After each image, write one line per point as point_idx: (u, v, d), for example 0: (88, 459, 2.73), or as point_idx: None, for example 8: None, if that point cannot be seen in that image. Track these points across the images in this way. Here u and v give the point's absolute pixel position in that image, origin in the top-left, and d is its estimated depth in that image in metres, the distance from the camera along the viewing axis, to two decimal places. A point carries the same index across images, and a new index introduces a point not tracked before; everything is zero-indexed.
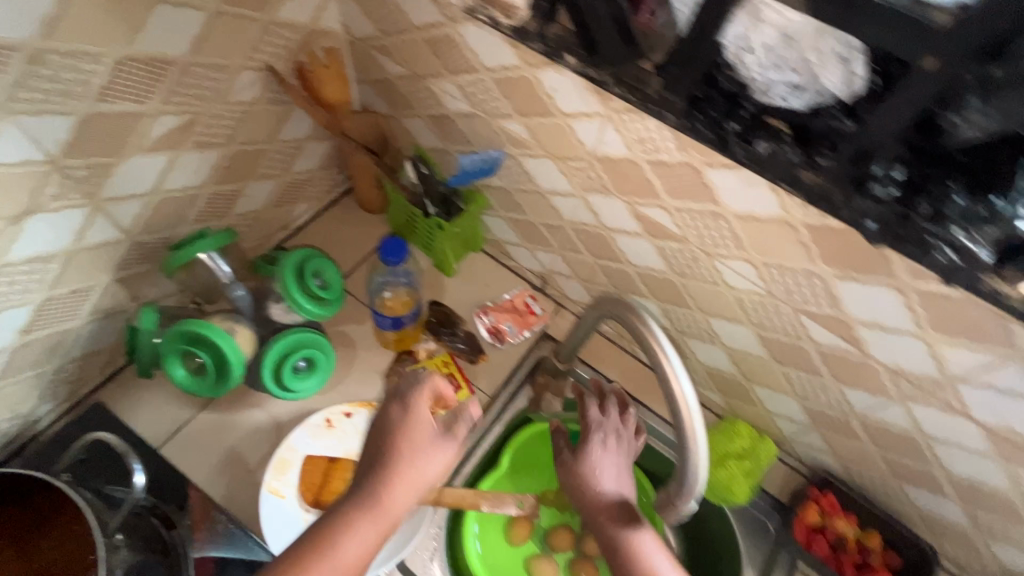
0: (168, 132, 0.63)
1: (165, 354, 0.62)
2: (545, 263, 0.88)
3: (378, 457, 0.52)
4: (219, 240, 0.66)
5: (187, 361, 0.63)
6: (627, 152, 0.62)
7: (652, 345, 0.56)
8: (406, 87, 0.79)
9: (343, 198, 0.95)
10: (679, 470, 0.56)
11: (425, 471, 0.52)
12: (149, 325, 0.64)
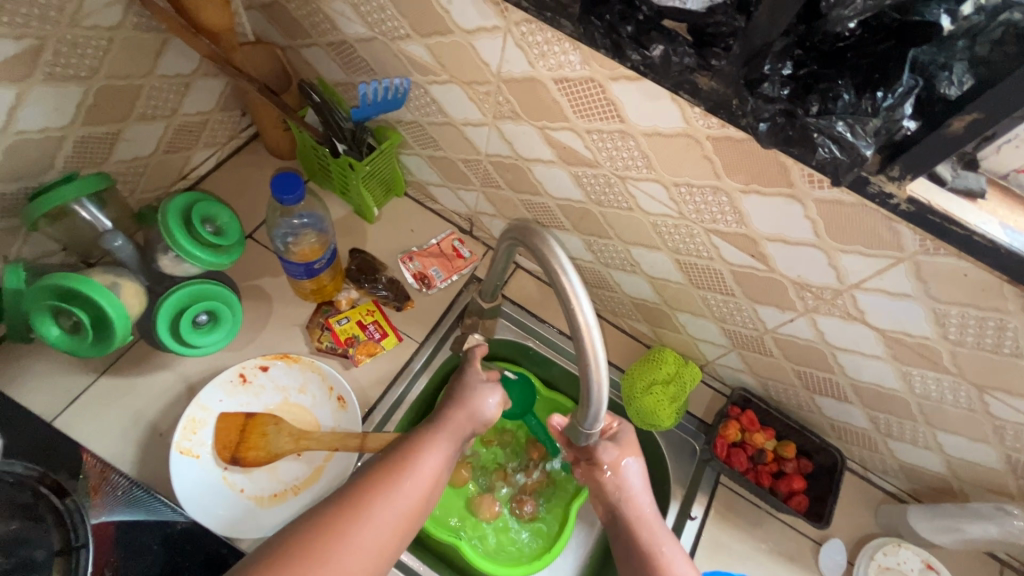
0: (7, 60, 0.56)
1: (33, 313, 0.56)
2: (469, 202, 0.86)
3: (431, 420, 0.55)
4: (87, 184, 0.61)
5: (62, 319, 0.58)
6: (530, 70, 0.57)
7: (550, 263, 0.48)
8: (298, 11, 0.71)
9: (249, 144, 0.90)
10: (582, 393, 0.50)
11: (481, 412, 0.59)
12: (16, 284, 0.59)
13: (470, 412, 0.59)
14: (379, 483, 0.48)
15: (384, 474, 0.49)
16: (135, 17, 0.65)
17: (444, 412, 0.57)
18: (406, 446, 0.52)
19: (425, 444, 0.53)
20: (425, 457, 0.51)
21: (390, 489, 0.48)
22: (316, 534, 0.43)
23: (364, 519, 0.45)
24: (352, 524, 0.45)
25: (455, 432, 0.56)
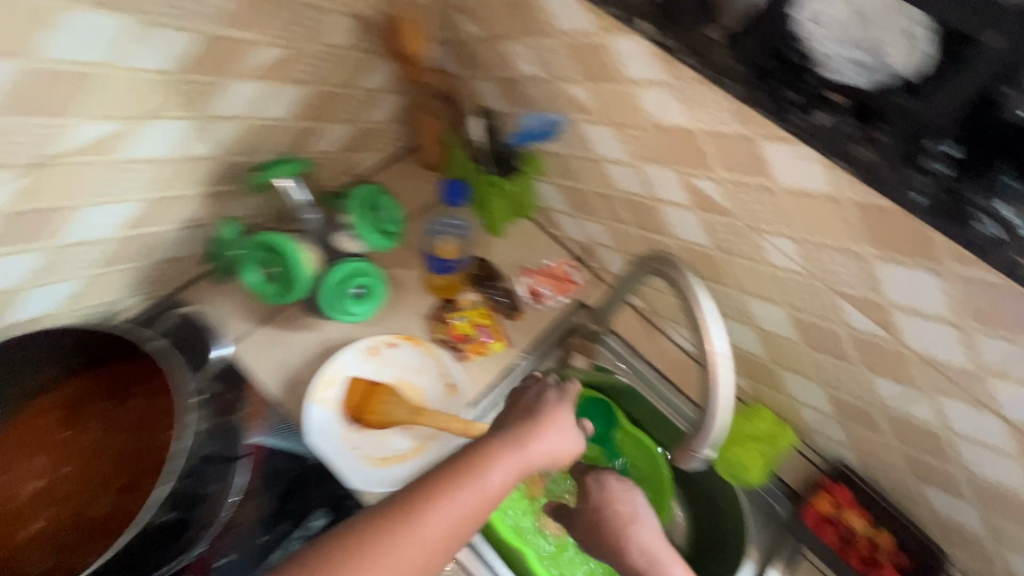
0: (266, 63, 0.71)
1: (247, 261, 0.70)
2: (591, 232, 0.93)
3: (516, 435, 0.59)
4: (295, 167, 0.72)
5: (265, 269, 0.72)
6: (686, 122, 0.64)
7: (688, 295, 0.53)
8: (480, 49, 0.83)
9: (404, 154, 1.04)
10: (701, 414, 0.53)
11: (552, 443, 0.62)
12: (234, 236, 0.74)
13: (546, 437, 0.62)
14: (461, 476, 0.53)
15: (467, 471, 0.53)
16: (355, 40, 0.79)
17: (526, 428, 0.61)
18: (488, 448, 0.57)
19: (510, 451, 0.57)
20: (503, 466, 0.56)
21: (472, 485, 0.52)
22: (392, 526, 0.47)
23: (448, 503, 0.50)
24: (436, 506, 0.50)
25: (534, 450, 0.59)
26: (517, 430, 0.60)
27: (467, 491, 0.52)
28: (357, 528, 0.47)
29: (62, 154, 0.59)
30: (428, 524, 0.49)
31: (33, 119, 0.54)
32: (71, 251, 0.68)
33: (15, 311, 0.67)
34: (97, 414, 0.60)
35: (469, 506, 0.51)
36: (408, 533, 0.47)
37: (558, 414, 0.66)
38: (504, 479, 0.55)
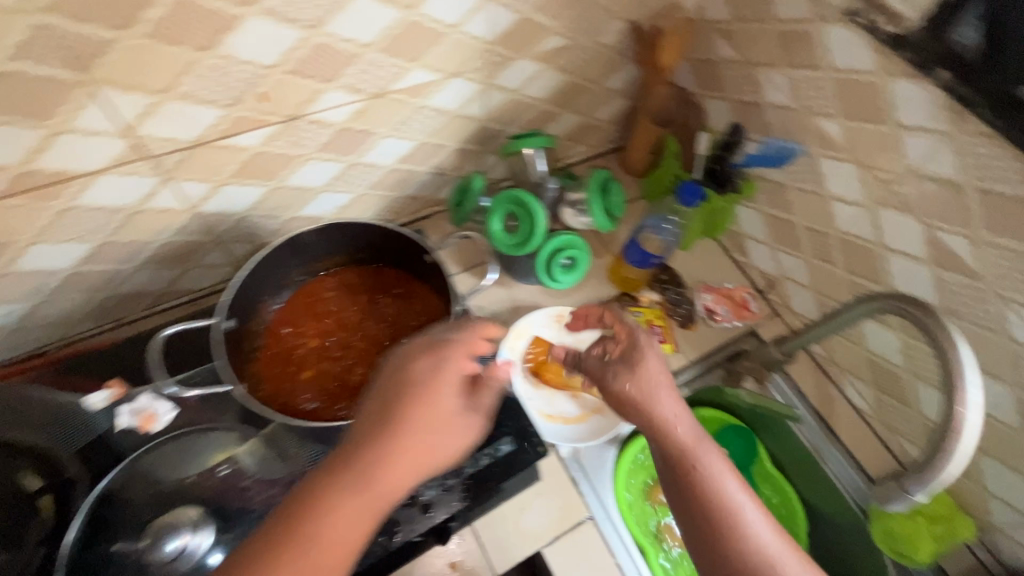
0: (550, 49, 0.81)
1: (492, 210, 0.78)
2: (783, 266, 0.93)
3: (392, 406, 0.48)
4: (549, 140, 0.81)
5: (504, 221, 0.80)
6: (955, 174, 0.63)
7: (942, 337, 0.54)
8: (730, 71, 0.87)
9: (610, 154, 1.11)
10: (929, 457, 0.53)
11: (440, 444, 0.49)
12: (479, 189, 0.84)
13: (469, 419, 0.51)
14: (370, 456, 0.46)
15: (394, 447, 0.47)
16: (620, 43, 0.87)
17: (473, 401, 0.51)
18: (406, 419, 0.48)
19: (445, 433, 0.49)
20: (438, 440, 0.49)
21: (392, 455, 0.47)
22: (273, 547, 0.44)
23: (369, 488, 0.46)
24: (360, 480, 0.46)
25: (457, 435, 0.50)
26: (423, 401, 0.48)
27: (389, 466, 0.46)
28: (296, 514, 0.45)
29: (392, 89, 0.72)
30: (335, 522, 0.45)
31: (390, 58, 0.67)
32: (359, 169, 0.81)
33: (306, 207, 0.82)
34: (357, 306, 0.72)
35: (396, 484, 0.47)
36: (329, 516, 0.45)
37: (491, 393, 0.53)
38: (436, 455, 0.49)
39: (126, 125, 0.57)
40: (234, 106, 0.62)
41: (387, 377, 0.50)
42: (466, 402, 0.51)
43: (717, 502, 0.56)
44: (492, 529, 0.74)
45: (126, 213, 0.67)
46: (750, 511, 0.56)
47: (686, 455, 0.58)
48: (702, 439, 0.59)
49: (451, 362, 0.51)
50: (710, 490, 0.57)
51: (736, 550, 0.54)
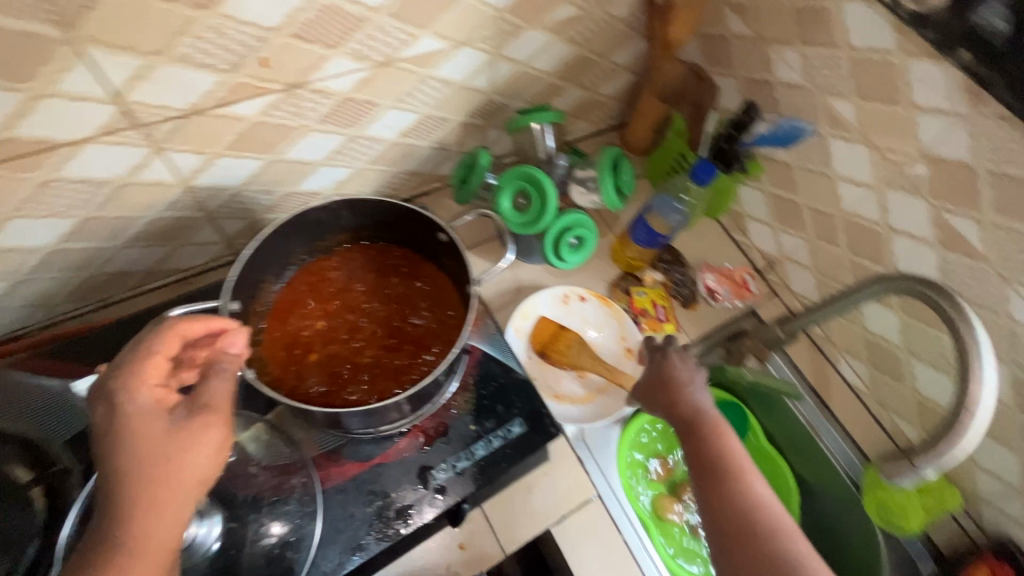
0: (562, 19, 0.78)
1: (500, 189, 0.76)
2: (785, 247, 0.94)
3: (112, 478, 0.43)
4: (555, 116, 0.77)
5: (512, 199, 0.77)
6: (968, 157, 0.64)
7: (957, 318, 0.55)
8: (740, 48, 0.86)
9: (611, 131, 1.09)
10: (943, 432, 0.54)
11: (191, 466, 0.45)
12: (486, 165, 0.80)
13: (195, 424, 0.46)
14: (118, 513, 0.43)
15: (133, 484, 0.43)
16: (630, 16, 0.85)
17: (190, 416, 0.46)
18: (136, 468, 0.43)
19: (187, 454, 0.45)
20: (184, 465, 0.44)
21: (132, 526, 0.42)
22: None
23: (130, 547, 0.42)
24: (126, 552, 0.42)
25: (208, 443, 0.46)
26: (139, 451, 0.43)
27: (146, 524, 0.43)
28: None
29: (399, 58, 0.68)
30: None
31: (399, 24, 0.63)
32: (360, 143, 0.78)
33: (304, 182, 0.78)
34: (364, 287, 0.69)
35: (155, 535, 0.43)
36: (124, 531, 0.42)
37: (213, 385, 0.48)
38: (200, 476, 0.45)
39: (115, 90, 0.53)
40: (232, 71, 0.57)
41: (109, 437, 0.44)
42: (181, 407, 0.46)
43: (728, 455, 0.62)
44: (502, 510, 0.74)
45: (113, 187, 0.62)
46: (756, 479, 0.61)
47: (709, 428, 0.65)
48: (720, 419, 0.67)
49: (136, 396, 0.45)
50: (722, 445, 0.64)
51: (739, 497, 0.59)
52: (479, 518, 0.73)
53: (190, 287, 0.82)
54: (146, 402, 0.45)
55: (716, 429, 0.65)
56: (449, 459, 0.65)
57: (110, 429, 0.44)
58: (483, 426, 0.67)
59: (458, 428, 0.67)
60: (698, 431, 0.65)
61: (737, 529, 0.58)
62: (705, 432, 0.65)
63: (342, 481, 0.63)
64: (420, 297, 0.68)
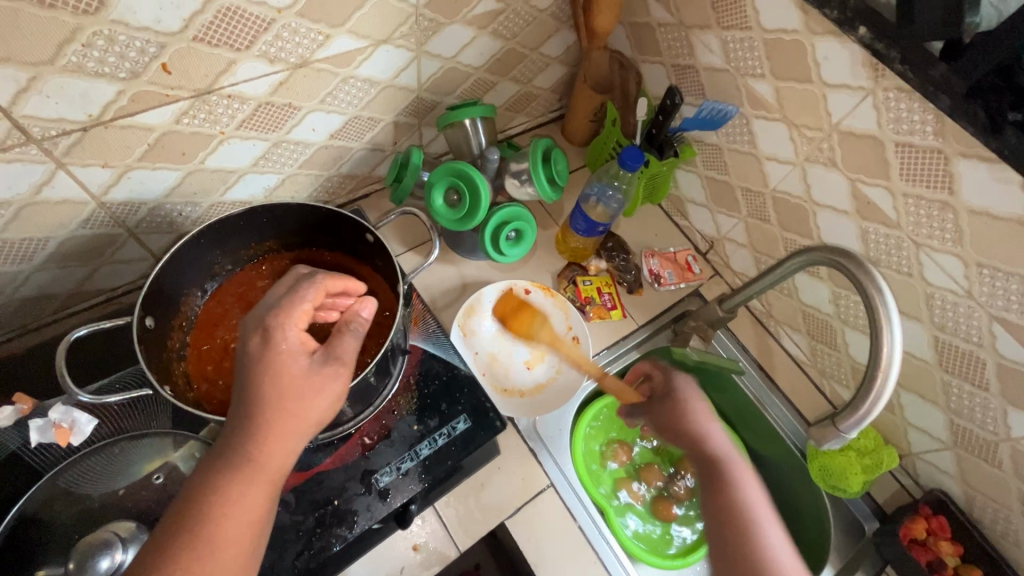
0: (484, 13, 0.78)
1: (432, 186, 0.75)
2: (723, 227, 0.96)
3: (257, 405, 0.48)
4: (485, 110, 0.78)
5: (446, 196, 0.76)
6: (875, 129, 0.66)
7: (866, 284, 0.57)
8: (665, 35, 0.87)
9: (551, 123, 1.10)
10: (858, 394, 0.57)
11: (314, 407, 0.49)
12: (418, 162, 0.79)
13: (329, 371, 0.50)
14: (252, 439, 0.47)
15: (272, 408, 0.48)
16: (554, 8, 0.85)
17: (326, 364, 0.50)
18: (273, 395, 0.48)
19: (315, 396, 0.49)
20: (311, 407, 0.49)
21: (262, 443, 0.47)
22: None
23: (257, 463, 0.47)
24: (252, 467, 0.47)
25: (332, 391, 0.50)
26: (281, 387, 0.48)
27: (272, 446, 0.48)
28: (196, 499, 0.46)
29: (315, 59, 0.67)
30: (233, 507, 0.46)
31: (310, 24, 0.62)
32: (286, 147, 0.76)
33: (231, 191, 0.76)
34: None
35: (275, 459, 0.48)
36: (256, 450, 0.47)
37: (345, 343, 0.52)
38: (317, 418, 0.49)
39: (1, 104, 0.50)
40: (133, 79, 0.55)
41: (259, 363, 0.48)
42: (319, 358, 0.50)
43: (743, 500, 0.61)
44: (455, 507, 0.73)
45: (15, 207, 0.59)
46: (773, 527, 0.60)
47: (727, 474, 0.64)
48: (735, 460, 0.65)
49: (285, 333, 0.49)
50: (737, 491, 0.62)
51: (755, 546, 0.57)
52: (433, 518, 0.72)
53: (119, 306, 0.79)
54: (294, 341, 0.49)
55: (732, 471, 0.64)
56: (393, 461, 0.64)
57: (260, 358, 0.49)
58: (427, 425, 0.67)
59: (401, 429, 0.66)
60: (711, 477, 0.64)
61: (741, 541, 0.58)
62: (721, 476, 0.64)
63: (282, 493, 0.61)
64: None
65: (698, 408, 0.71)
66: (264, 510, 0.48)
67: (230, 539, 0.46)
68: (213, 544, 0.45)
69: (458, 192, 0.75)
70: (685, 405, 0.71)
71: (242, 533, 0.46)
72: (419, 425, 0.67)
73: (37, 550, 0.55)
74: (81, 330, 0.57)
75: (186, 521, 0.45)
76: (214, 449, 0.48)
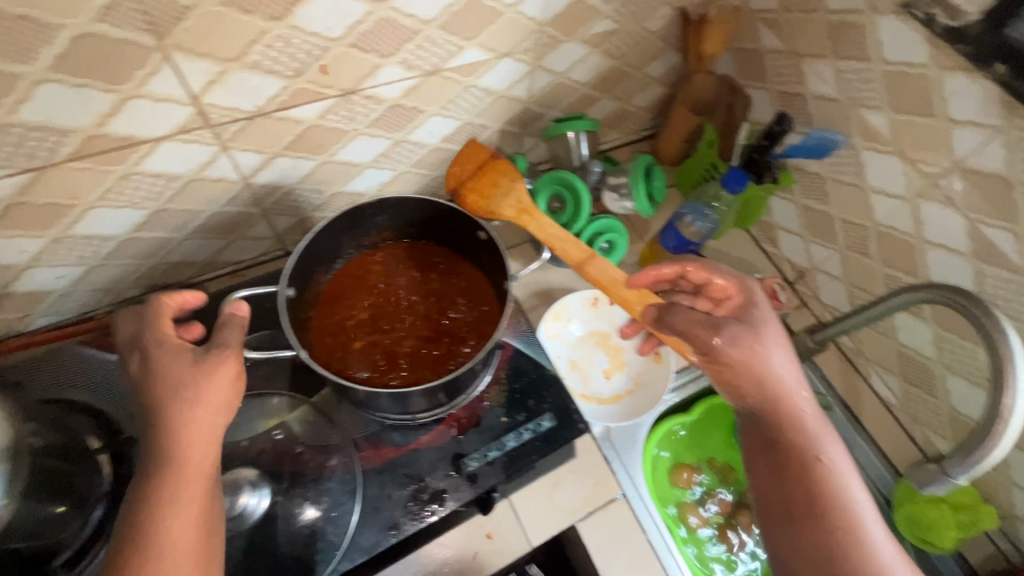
0: (600, 33, 0.81)
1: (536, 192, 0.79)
2: (816, 257, 0.94)
3: (152, 402, 0.52)
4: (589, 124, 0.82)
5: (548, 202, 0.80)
6: (1004, 169, 0.64)
7: (990, 325, 0.55)
8: (774, 62, 0.87)
9: (642, 141, 1.12)
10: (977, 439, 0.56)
11: (208, 388, 0.53)
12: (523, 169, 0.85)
13: (214, 357, 0.54)
14: (165, 441, 0.51)
15: (179, 404, 0.51)
16: (665, 30, 0.87)
17: (206, 353, 0.54)
18: (176, 393, 0.52)
19: (211, 380, 0.53)
20: (211, 390, 0.53)
21: (185, 438, 0.51)
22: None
23: (184, 460, 0.51)
24: (173, 464, 0.50)
25: (226, 372, 0.54)
26: (168, 382, 0.53)
27: (182, 435, 0.51)
28: (131, 511, 0.49)
29: (445, 68, 0.72)
30: (161, 495, 0.49)
31: (447, 35, 0.68)
32: (404, 147, 0.82)
33: (351, 183, 0.83)
34: (405, 280, 0.73)
35: (202, 442, 0.52)
36: (166, 443, 0.51)
37: (224, 332, 0.56)
38: (220, 401, 0.53)
39: (193, 92, 0.58)
40: (296, 77, 0.63)
41: (148, 378, 0.53)
42: (199, 352, 0.55)
43: (822, 488, 0.55)
44: (528, 503, 0.76)
45: (182, 181, 0.68)
46: (869, 519, 0.54)
47: (806, 452, 0.57)
48: (830, 440, 0.58)
49: (160, 346, 0.55)
50: (816, 471, 0.56)
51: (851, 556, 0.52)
52: (507, 510, 0.75)
53: (241, 278, 0.87)
54: (169, 346, 0.55)
55: (808, 448, 0.57)
56: (481, 449, 0.68)
57: (147, 375, 0.54)
58: (515, 419, 0.70)
59: (490, 419, 0.70)
60: (790, 457, 0.58)
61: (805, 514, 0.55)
62: (802, 454, 0.57)
63: (379, 463, 0.66)
64: (456, 292, 0.72)
65: (773, 345, 0.60)
66: (206, 500, 0.51)
67: (184, 532, 0.49)
68: (163, 545, 0.48)
69: (560, 200, 0.80)
70: (755, 335, 0.61)
71: (189, 511, 0.50)
72: (509, 418, 0.70)
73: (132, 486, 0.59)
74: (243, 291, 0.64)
75: (138, 528, 0.48)
76: (140, 471, 0.50)
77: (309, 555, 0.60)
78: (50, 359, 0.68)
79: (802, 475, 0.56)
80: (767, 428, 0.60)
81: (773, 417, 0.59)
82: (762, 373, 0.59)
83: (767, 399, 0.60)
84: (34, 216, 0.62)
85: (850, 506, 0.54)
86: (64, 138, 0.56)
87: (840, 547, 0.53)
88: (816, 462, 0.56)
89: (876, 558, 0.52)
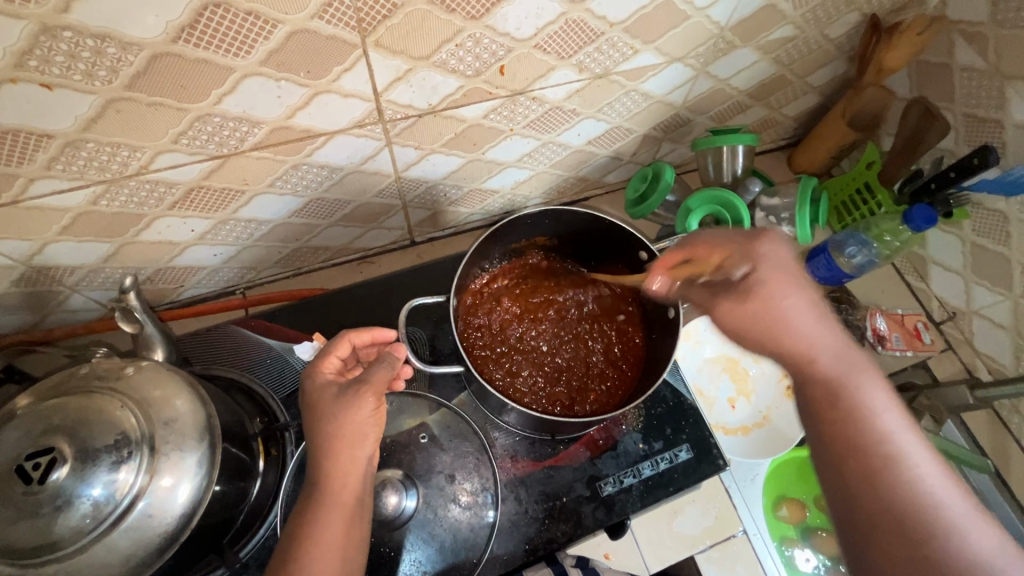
0: (778, 39, 0.74)
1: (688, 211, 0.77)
2: (976, 300, 0.85)
3: (313, 429, 0.54)
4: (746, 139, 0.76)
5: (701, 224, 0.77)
6: None
7: None
8: (965, 81, 0.76)
9: (782, 153, 1.03)
10: None
11: (353, 423, 0.53)
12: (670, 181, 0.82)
13: (351, 394, 0.54)
14: (321, 474, 0.52)
15: (325, 441, 0.53)
16: (845, 37, 0.79)
17: (348, 389, 0.54)
18: (321, 427, 0.53)
19: (348, 415, 0.53)
20: (349, 422, 0.53)
21: (331, 474, 0.52)
22: None
23: (335, 488, 0.52)
24: (328, 492, 0.52)
25: (365, 407, 0.54)
26: (317, 415, 0.54)
27: (331, 467, 0.52)
28: (294, 532, 0.51)
29: (615, 71, 0.68)
30: (315, 527, 0.50)
31: (629, 38, 0.63)
32: (550, 148, 0.79)
33: (490, 180, 0.81)
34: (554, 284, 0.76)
35: (348, 477, 0.53)
36: (322, 472, 0.52)
37: (376, 368, 0.56)
38: (359, 433, 0.53)
39: (377, 89, 0.56)
40: (475, 77, 0.60)
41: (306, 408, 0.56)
42: (341, 389, 0.55)
43: (864, 428, 0.50)
44: (648, 530, 0.73)
45: (344, 173, 0.67)
46: (899, 434, 0.50)
47: (839, 385, 0.52)
48: (854, 369, 0.53)
49: (315, 377, 0.56)
50: (849, 403, 0.52)
51: (886, 481, 0.49)
52: (627, 535, 0.73)
53: (372, 265, 0.88)
54: (321, 380, 0.56)
55: (841, 388, 0.52)
56: (617, 473, 0.67)
57: (305, 404, 0.56)
58: (651, 446, 0.69)
59: (626, 444, 0.69)
60: (810, 400, 0.54)
61: (839, 458, 0.51)
62: (841, 397, 0.52)
63: (518, 476, 0.66)
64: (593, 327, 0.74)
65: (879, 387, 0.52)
66: (346, 536, 0.51)
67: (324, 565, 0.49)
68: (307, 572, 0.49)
69: (713, 221, 0.77)
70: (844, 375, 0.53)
71: (337, 546, 0.51)
72: (643, 444, 0.69)
73: (247, 471, 0.59)
74: (420, 297, 0.64)
75: (291, 540, 0.51)
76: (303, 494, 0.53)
77: (446, 556, 0.62)
78: (213, 337, 0.72)
79: (836, 418, 0.52)
80: (813, 403, 0.54)
81: (839, 398, 0.52)
82: (772, 325, 0.54)
83: (823, 402, 0.53)
84: (209, 199, 0.63)
85: (885, 429, 0.50)
86: (255, 128, 0.56)
87: (867, 482, 0.49)
88: (853, 403, 0.51)
89: (924, 489, 0.48)
